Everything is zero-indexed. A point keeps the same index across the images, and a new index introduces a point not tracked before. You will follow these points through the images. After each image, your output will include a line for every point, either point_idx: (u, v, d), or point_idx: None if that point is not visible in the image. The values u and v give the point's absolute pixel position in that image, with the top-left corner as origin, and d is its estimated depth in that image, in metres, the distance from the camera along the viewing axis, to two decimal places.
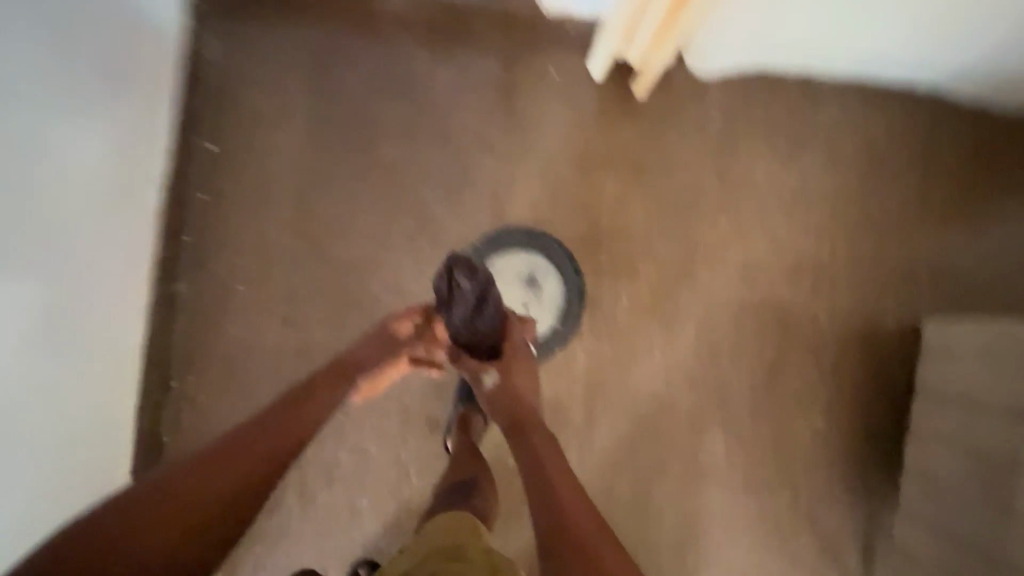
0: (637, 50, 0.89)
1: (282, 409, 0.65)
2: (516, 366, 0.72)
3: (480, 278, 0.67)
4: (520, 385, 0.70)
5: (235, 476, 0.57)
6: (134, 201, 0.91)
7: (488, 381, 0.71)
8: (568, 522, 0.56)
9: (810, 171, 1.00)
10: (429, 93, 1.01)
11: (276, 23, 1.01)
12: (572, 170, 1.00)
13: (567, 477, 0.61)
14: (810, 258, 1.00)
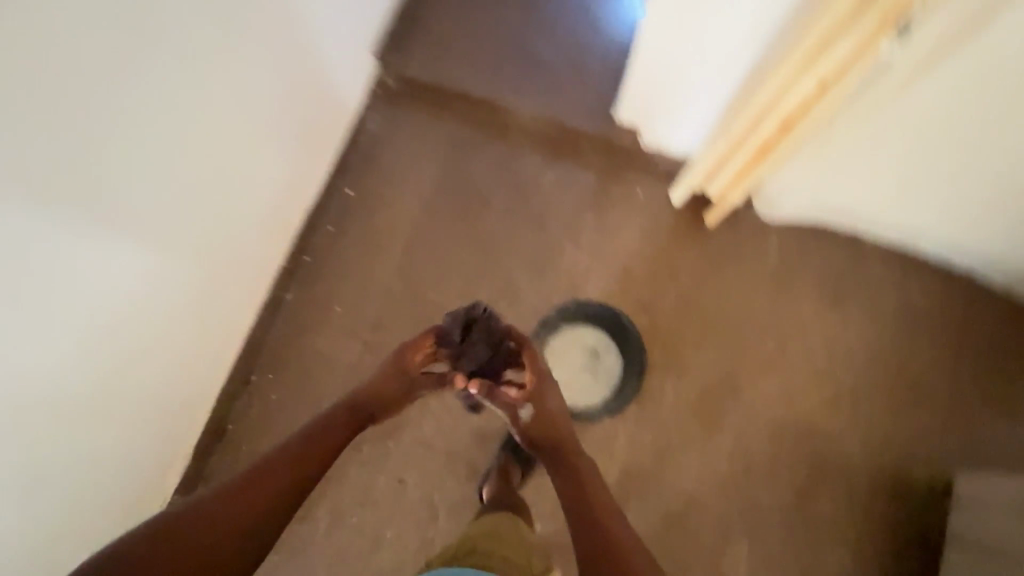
0: (715, 187, 1.08)
1: (314, 435, 0.69)
2: (550, 394, 0.76)
3: (499, 333, 0.74)
4: (555, 411, 0.76)
5: (280, 487, 0.63)
6: (280, 219, 1.12)
7: (523, 414, 0.75)
8: (611, 540, 0.63)
9: (854, 320, 1.12)
10: (534, 188, 1.23)
11: (426, 114, 1.27)
12: (643, 272, 1.16)
13: (605, 503, 0.68)
14: (849, 396, 1.09)
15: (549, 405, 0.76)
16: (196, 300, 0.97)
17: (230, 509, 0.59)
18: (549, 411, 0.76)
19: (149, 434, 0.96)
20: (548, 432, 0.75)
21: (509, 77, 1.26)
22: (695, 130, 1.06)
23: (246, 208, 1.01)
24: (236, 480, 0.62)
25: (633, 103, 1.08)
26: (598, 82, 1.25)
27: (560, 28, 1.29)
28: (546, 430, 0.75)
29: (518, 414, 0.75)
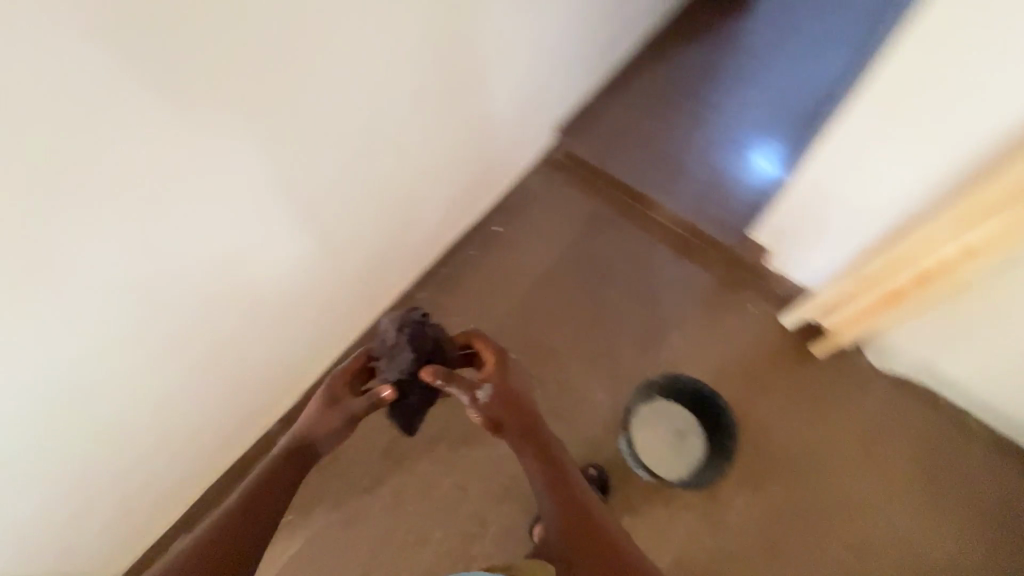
0: (837, 317, 1.13)
1: (270, 475, 0.81)
2: (500, 375, 0.82)
3: (419, 342, 0.79)
4: (509, 391, 0.82)
5: (259, 519, 0.79)
6: (441, 232, 1.31)
7: (480, 396, 0.79)
8: (593, 523, 0.81)
9: (938, 492, 1.13)
10: (656, 275, 1.36)
11: (579, 188, 1.48)
12: (739, 379, 1.23)
13: (580, 485, 0.85)
14: (918, 564, 1.10)
15: (502, 380, 0.81)
16: (358, 265, 1.13)
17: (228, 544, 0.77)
18: (503, 387, 0.81)
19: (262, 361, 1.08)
20: (507, 407, 0.81)
21: (661, 182, 1.46)
22: (830, 260, 1.16)
23: (422, 209, 1.20)
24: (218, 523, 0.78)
25: (777, 224, 1.20)
26: (737, 208, 1.41)
27: (713, 159, 1.50)
28: (503, 407, 0.81)
29: (476, 396, 0.79)
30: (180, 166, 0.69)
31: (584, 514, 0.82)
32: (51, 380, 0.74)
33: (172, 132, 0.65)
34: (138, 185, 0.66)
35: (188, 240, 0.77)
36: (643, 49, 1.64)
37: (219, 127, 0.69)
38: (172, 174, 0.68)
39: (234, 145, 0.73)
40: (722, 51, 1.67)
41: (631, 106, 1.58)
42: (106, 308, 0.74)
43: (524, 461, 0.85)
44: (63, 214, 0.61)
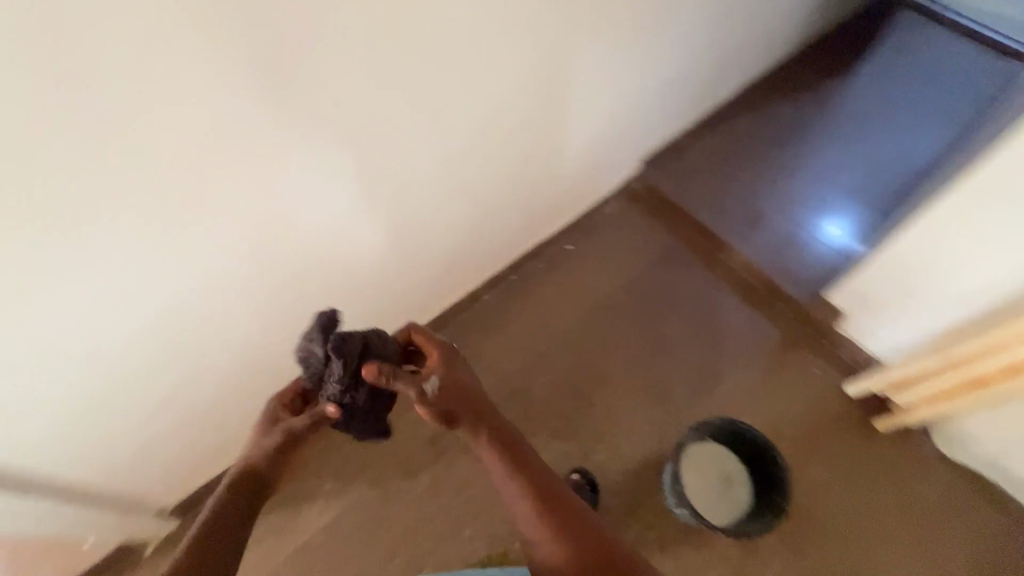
0: (908, 395, 1.11)
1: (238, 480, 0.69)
2: (448, 364, 0.72)
3: (350, 340, 0.73)
4: (459, 378, 0.70)
5: (227, 543, 0.62)
6: (516, 242, 1.34)
7: (428, 386, 0.67)
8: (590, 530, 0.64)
9: None
10: (721, 320, 1.35)
11: (656, 223, 1.49)
12: (793, 440, 1.21)
13: (565, 490, 0.67)
14: None
15: (448, 369, 0.71)
16: (435, 256, 1.15)
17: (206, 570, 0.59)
18: (450, 374, 0.70)
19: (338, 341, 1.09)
20: (460, 396, 0.69)
21: (738, 228, 1.46)
22: (909, 332, 1.13)
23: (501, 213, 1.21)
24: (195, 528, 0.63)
25: (857, 289, 1.17)
26: (814, 267, 1.40)
27: (794, 214, 1.49)
28: (455, 394, 0.69)
29: (423, 388, 0.67)
30: (321, 138, 0.75)
31: (575, 525, 0.64)
32: (172, 311, 0.80)
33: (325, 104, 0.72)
34: (287, 149, 0.73)
35: (309, 206, 0.83)
36: (736, 95, 1.66)
37: (361, 106, 0.76)
38: (314, 143, 0.75)
39: (368, 126, 0.79)
40: (814, 110, 1.67)
41: (716, 149, 1.60)
42: (231, 256, 0.79)
43: (490, 467, 0.68)
44: (225, 162, 0.68)
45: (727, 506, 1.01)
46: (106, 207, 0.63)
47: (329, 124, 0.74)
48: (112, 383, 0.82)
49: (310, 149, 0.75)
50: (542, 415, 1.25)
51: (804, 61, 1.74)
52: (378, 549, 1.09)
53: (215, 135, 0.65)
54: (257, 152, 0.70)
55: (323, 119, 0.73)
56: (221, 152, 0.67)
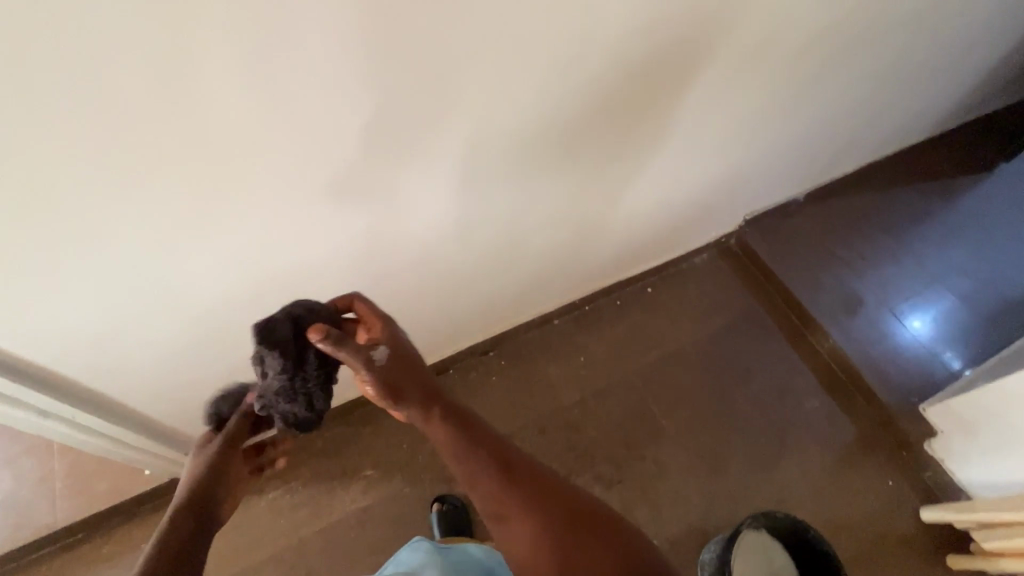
0: (990, 540, 1.00)
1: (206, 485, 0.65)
2: (394, 333, 0.64)
3: (272, 330, 0.64)
4: (405, 348, 0.64)
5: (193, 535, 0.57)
6: (600, 276, 1.32)
7: (376, 354, 0.60)
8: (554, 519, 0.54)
9: None
10: (795, 405, 1.27)
11: (744, 286, 1.42)
12: (850, 553, 1.12)
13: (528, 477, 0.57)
14: None
15: (397, 337, 0.64)
16: (521, 275, 1.14)
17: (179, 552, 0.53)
18: (400, 343, 0.63)
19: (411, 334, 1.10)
20: (409, 367, 0.62)
21: (833, 312, 1.38)
22: (1012, 475, 1.01)
23: (593, 245, 1.18)
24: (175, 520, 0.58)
25: (963, 411, 1.07)
26: (907, 371, 1.30)
27: (895, 309, 1.39)
28: (405, 364, 0.62)
29: (369, 354, 0.60)
30: (453, 153, 0.74)
31: (539, 514, 0.55)
32: (272, 286, 0.80)
33: (469, 123, 0.70)
34: (421, 160, 0.72)
35: (421, 211, 0.82)
36: (857, 171, 1.56)
37: (500, 130, 0.74)
38: (446, 157, 0.74)
39: (500, 148, 0.78)
40: (939, 203, 1.56)
41: (824, 222, 1.51)
42: (339, 247, 0.80)
43: (446, 452, 0.59)
44: (365, 164, 0.68)
45: None
46: (252, 190, 0.63)
47: (465, 141, 0.73)
48: (200, 342, 0.83)
49: (441, 163, 0.75)
50: (587, 456, 1.21)
51: (938, 149, 1.62)
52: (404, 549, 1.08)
53: (365, 139, 0.64)
54: (394, 158, 0.69)
55: (462, 137, 0.72)
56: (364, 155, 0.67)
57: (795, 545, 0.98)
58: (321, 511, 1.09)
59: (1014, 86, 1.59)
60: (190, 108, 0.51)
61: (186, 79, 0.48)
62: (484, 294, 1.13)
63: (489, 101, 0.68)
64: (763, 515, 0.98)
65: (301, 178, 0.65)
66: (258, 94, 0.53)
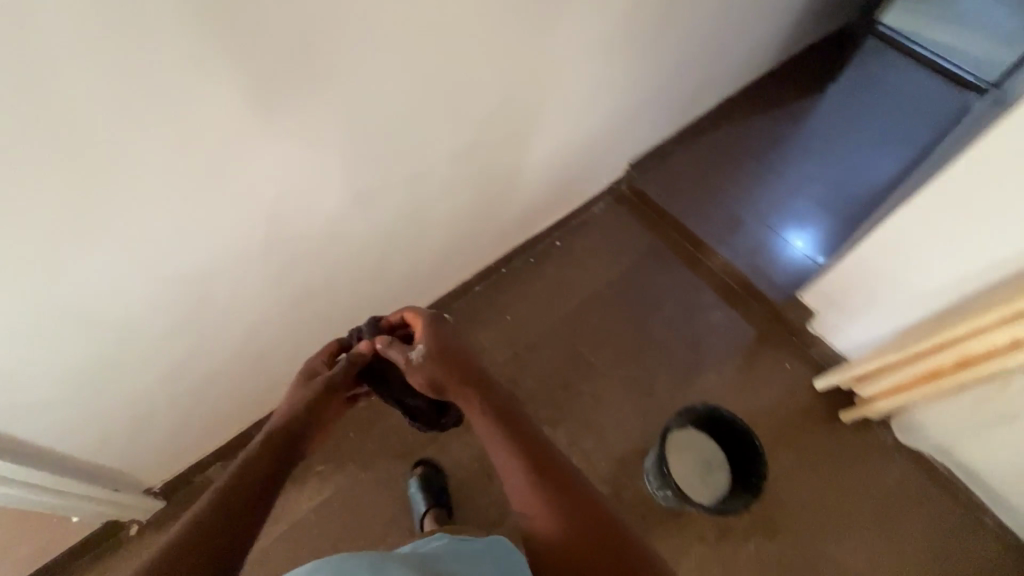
0: (869, 387, 1.18)
1: (264, 450, 0.62)
2: (436, 335, 0.74)
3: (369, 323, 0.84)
4: (444, 344, 0.73)
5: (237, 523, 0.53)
6: (509, 239, 1.39)
7: (414, 354, 0.72)
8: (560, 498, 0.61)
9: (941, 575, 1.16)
10: (701, 318, 1.42)
11: (641, 225, 1.55)
12: (766, 432, 1.28)
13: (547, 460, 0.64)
14: None
15: (435, 338, 0.73)
16: (433, 248, 1.18)
17: (219, 551, 0.50)
18: (438, 343, 0.73)
19: (335, 323, 1.11)
20: (446, 362, 0.71)
21: (719, 233, 1.54)
22: (873, 332, 1.21)
23: (495, 207, 1.24)
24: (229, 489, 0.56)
25: (825, 290, 1.25)
26: (785, 270, 1.49)
27: (767, 221, 1.59)
28: (442, 363, 0.71)
29: (409, 356, 0.72)
30: (337, 132, 0.76)
31: (555, 505, 0.60)
32: (175, 293, 0.79)
33: (345, 98, 0.72)
34: (304, 143, 0.73)
35: (318, 194, 0.83)
36: (717, 108, 1.75)
37: (378, 102, 0.77)
38: (330, 138, 0.76)
39: (382, 123, 0.81)
40: (788, 125, 1.77)
41: (698, 156, 1.68)
42: (241, 243, 0.80)
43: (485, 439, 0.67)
44: (243, 151, 0.68)
45: (712, 489, 1.07)
46: (126, 193, 0.62)
47: (346, 118, 0.75)
48: (110, 365, 0.80)
49: (327, 143, 0.76)
50: (530, 405, 1.28)
51: (778, 79, 1.85)
52: (369, 532, 1.08)
53: (226, 126, 0.64)
54: (272, 142, 0.70)
55: (342, 114, 0.74)
56: (238, 142, 0.66)
57: (709, 428, 1.11)
58: (278, 516, 1.08)
59: (826, 16, 1.84)
60: (36, 108, 0.50)
61: (23, 76, 0.48)
62: (401, 271, 1.16)
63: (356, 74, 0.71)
64: (684, 409, 1.07)
65: (177, 173, 0.64)
66: (103, 86, 0.52)
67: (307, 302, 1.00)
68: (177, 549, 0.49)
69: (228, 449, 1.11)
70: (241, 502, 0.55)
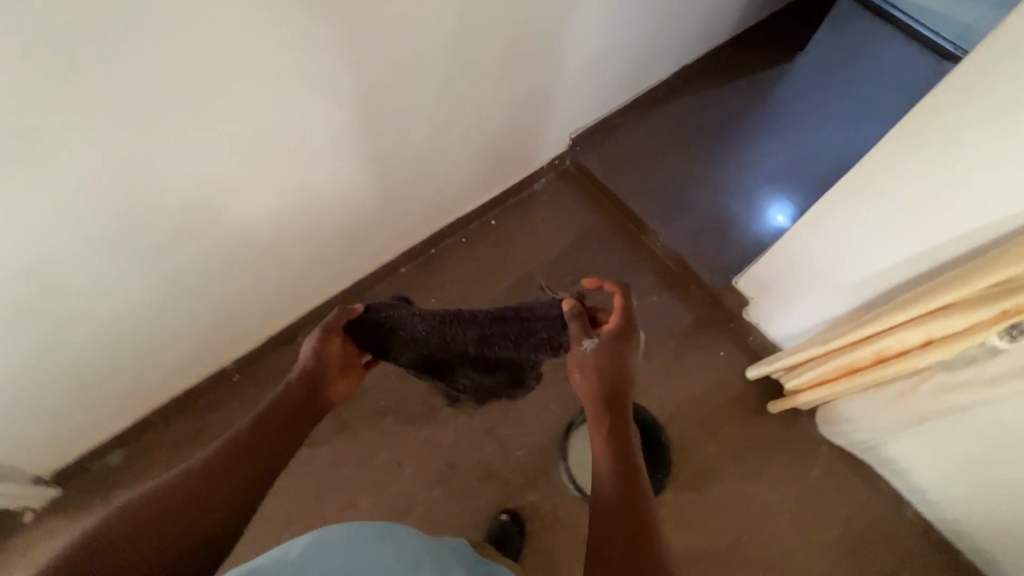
0: (794, 380, 1.14)
1: (264, 419, 0.66)
2: (618, 341, 0.67)
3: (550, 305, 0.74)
4: (618, 356, 0.66)
5: (222, 484, 0.58)
6: (435, 219, 1.34)
7: (586, 344, 0.67)
8: (646, 530, 0.55)
9: (853, 566, 1.15)
10: (636, 302, 1.37)
11: (583, 203, 1.49)
12: (691, 420, 1.25)
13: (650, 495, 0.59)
14: None
15: (610, 347, 0.66)
16: (343, 230, 1.14)
17: (194, 532, 0.55)
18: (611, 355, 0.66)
19: (236, 307, 1.08)
20: (607, 372, 0.66)
21: (664, 213, 1.48)
22: (802, 323, 1.16)
23: (412, 187, 1.18)
24: (219, 461, 0.60)
25: (758, 277, 1.20)
26: (730, 254, 1.43)
27: (717, 200, 1.51)
28: (602, 373, 0.66)
29: (582, 343, 0.67)
30: (171, 109, 0.71)
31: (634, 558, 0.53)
32: (17, 279, 0.75)
33: (169, 73, 0.67)
34: (128, 123, 0.69)
35: (169, 174, 0.78)
36: (674, 77, 1.64)
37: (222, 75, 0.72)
38: (165, 117, 0.71)
39: (235, 97, 0.75)
40: (750, 96, 1.67)
41: (649, 130, 1.60)
42: (82, 227, 0.76)
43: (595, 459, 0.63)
44: (52, 131, 0.64)
45: None
46: None
47: (179, 94, 0.70)
48: None
49: (163, 122, 0.72)
50: None
51: (743, 46, 1.73)
52: (273, 519, 1.07)
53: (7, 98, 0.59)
54: (89, 121, 0.66)
55: (171, 90, 0.69)
56: (42, 121, 0.63)
57: None
58: None
59: None
60: None
61: None
62: (308, 254, 1.12)
63: (180, 45, 0.66)
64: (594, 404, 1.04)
65: None
66: None
67: (200, 285, 0.98)
68: (161, 524, 0.54)
69: (130, 435, 1.10)
70: (227, 480, 0.59)
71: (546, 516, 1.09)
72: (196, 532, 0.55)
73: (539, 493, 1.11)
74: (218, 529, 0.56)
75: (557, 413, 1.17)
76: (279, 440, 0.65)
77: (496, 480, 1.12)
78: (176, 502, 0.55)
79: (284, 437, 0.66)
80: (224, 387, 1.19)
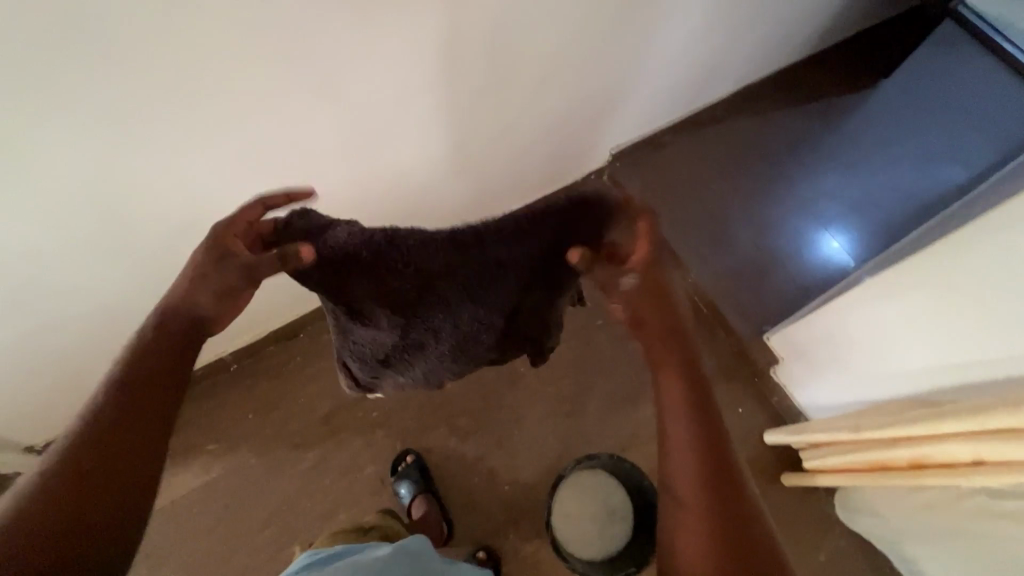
0: (816, 459, 1.05)
1: (143, 352, 0.53)
2: (640, 257, 0.60)
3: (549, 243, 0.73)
4: (650, 281, 0.60)
5: (132, 438, 0.48)
6: None
7: (624, 282, 0.60)
8: (730, 499, 0.49)
9: None
10: None
11: None
12: None
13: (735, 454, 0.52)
14: None
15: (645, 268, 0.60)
16: None
17: (90, 495, 0.45)
18: (646, 279, 0.60)
19: None
20: (646, 298, 0.60)
21: (700, 248, 1.37)
22: (836, 399, 1.06)
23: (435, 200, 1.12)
24: (93, 415, 0.49)
25: (796, 340, 1.09)
26: (768, 301, 1.31)
27: (762, 237, 1.39)
28: (647, 300, 0.60)
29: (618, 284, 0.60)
30: (164, 120, 0.67)
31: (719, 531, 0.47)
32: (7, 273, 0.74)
33: (150, 78, 0.61)
34: (115, 132, 0.65)
35: (155, 178, 0.74)
36: (736, 96, 1.49)
37: (211, 81, 0.65)
38: (156, 127, 0.67)
39: (225, 104, 0.69)
40: (819, 127, 1.51)
41: (700, 151, 1.47)
42: (72, 226, 0.74)
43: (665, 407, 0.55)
44: (37, 138, 0.61)
45: (606, 542, 0.99)
46: None
47: (175, 109, 0.66)
48: None
49: (157, 133, 0.68)
50: None
51: (820, 67, 1.56)
52: (252, 517, 1.07)
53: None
54: (74, 130, 0.62)
55: (165, 104, 0.65)
56: (23, 127, 0.60)
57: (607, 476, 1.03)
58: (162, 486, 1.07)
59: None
60: None
61: None
62: None
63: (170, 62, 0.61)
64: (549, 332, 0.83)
65: None
66: None
67: None
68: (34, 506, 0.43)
69: None
70: (113, 428, 0.48)
71: (525, 559, 1.05)
72: (92, 501, 0.45)
73: (522, 534, 1.07)
74: (122, 487, 0.47)
75: (552, 454, 1.11)
76: (172, 367, 0.54)
77: (479, 513, 1.08)
78: (48, 473, 0.45)
79: (173, 363, 0.54)
80: (219, 377, 1.12)
